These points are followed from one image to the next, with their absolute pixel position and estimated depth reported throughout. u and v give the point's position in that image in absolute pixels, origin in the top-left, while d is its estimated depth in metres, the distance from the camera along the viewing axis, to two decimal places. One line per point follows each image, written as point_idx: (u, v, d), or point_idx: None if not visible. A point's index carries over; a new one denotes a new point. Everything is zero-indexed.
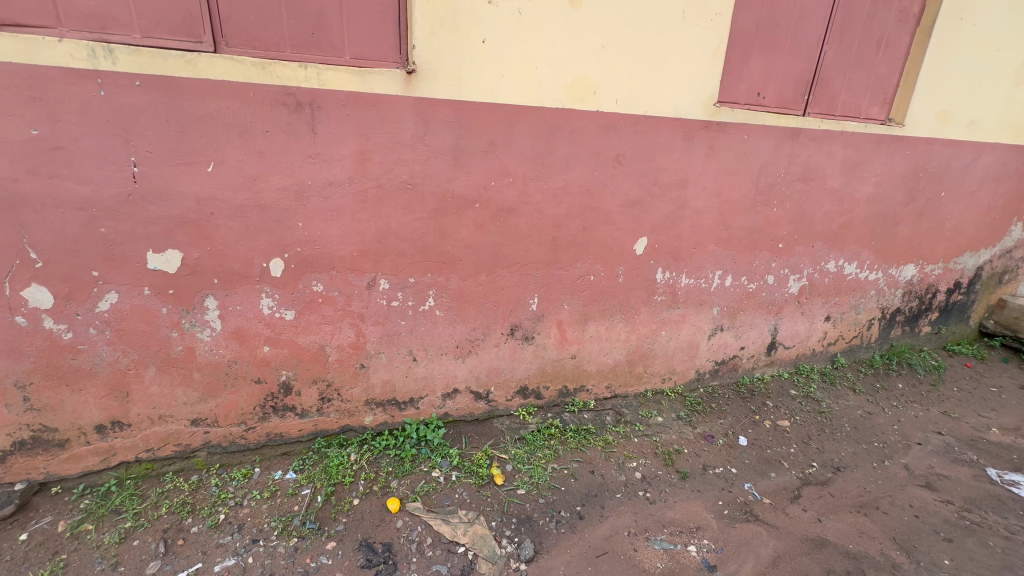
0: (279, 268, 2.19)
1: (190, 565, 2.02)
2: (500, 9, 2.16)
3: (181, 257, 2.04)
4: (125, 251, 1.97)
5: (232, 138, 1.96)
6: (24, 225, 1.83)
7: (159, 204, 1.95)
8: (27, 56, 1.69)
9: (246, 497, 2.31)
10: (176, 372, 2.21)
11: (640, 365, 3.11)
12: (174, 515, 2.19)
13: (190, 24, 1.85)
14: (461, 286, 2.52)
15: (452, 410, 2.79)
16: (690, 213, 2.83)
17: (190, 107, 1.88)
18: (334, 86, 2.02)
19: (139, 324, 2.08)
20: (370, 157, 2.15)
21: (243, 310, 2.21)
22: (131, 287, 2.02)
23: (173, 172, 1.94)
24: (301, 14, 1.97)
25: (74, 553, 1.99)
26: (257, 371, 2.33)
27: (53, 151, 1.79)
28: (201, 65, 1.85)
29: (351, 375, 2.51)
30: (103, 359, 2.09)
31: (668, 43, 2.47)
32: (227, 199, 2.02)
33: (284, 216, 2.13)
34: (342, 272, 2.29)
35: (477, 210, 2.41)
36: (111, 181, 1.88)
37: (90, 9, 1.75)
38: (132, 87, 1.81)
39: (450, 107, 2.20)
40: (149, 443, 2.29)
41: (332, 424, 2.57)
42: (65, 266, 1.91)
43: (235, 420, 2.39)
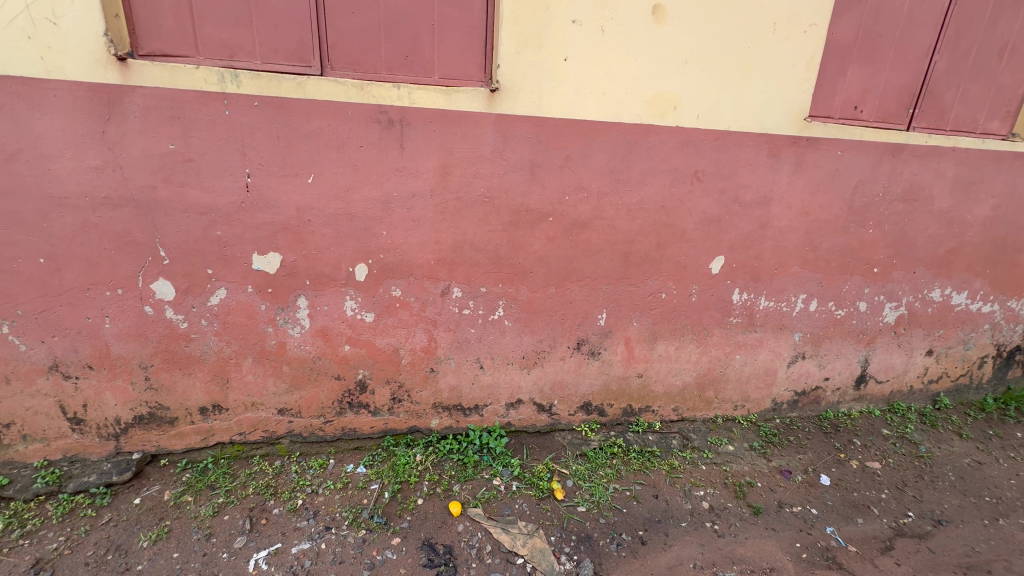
0: (363, 273, 2.34)
1: (270, 544, 2.18)
2: (583, 28, 2.19)
3: (281, 260, 2.25)
4: (235, 252, 2.20)
5: (331, 152, 2.13)
6: (158, 227, 2.10)
7: (266, 212, 2.17)
8: (170, 82, 1.94)
9: (321, 485, 2.46)
10: (269, 363, 2.41)
11: (710, 390, 2.98)
12: (259, 496, 2.38)
13: (302, 51, 2.06)
14: (530, 298, 2.55)
15: (515, 420, 2.81)
16: (773, 232, 2.69)
17: (298, 124, 2.07)
18: (423, 104, 2.15)
19: (241, 318, 2.31)
20: (452, 171, 2.26)
21: (329, 310, 2.38)
22: (237, 285, 2.25)
23: (279, 182, 2.14)
24: (397, 38, 2.12)
25: (176, 521, 2.22)
26: (337, 368, 2.49)
27: (184, 163, 2.04)
28: (309, 87, 2.04)
29: (421, 378, 2.61)
30: (209, 348, 2.33)
31: (756, 57, 2.39)
32: (323, 208, 2.20)
33: (371, 225, 2.28)
34: (419, 279, 2.41)
35: (550, 224, 2.44)
36: (229, 190, 2.11)
37: (223, 40, 1.99)
38: (251, 107, 2.02)
39: (529, 123, 2.26)
40: (242, 427, 2.51)
41: (400, 424, 2.69)
42: (186, 263, 2.17)
43: (315, 412, 2.57)
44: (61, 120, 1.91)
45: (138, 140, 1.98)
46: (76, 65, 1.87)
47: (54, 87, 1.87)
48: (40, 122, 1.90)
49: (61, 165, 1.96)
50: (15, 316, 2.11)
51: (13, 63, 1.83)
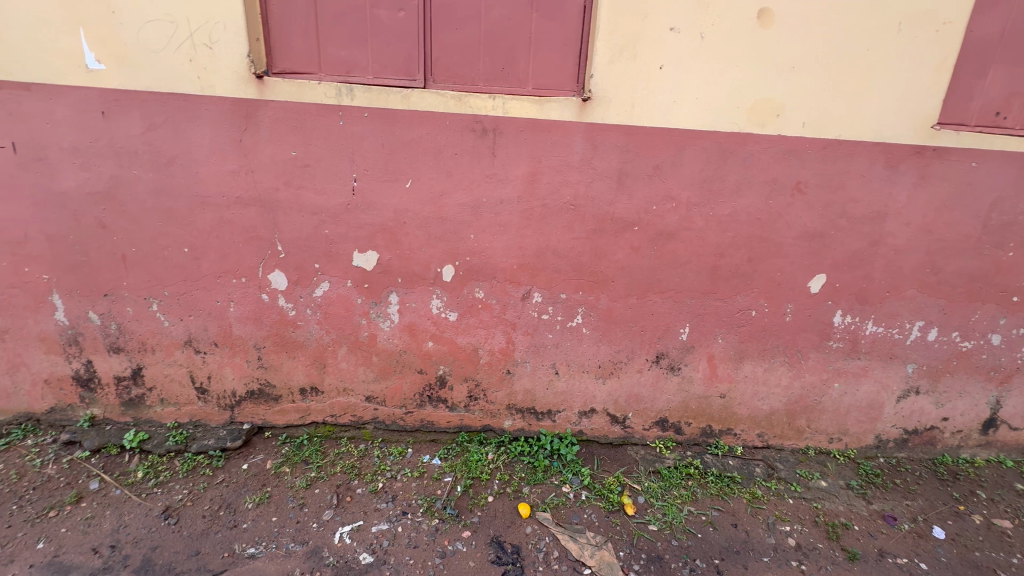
0: (449, 274, 2.46)
1: (354, 520, 2.35)
2: (681, 36, 2.15)
3: (377, 258, 2.43)
4: (339, 249, 2.41)
5: (428, 159, 2.28)
6: (277, 224, 2.37)
7: (368, 213, 2.35)
8: (296, 96, 2.18)
9: (399, 472, 2.61)
10: (361, 353, 2.61)
11: (802, 418, 2.76)
12: (345, 475, 2.57)
13: (409, 65, 2.22)
14: (610, 307, 2.53)
15: (588, 429, 2.79)
16: (886, 250, 2.45)
17: (401, 133, 2.24)
18: (516, 114, 2.22)
19: (340, 309, 2.52)
20: (539, 178, 2.31)
21: (416, 308, 2.52)
22: (339, 279, 2.46)
23: (381, 187, 2.32)
24: (495, 51, 2.21)
25: (275, 488, 2.48)
26: (420, 362, 2.64)
27: (302, 168, 2.28)
28: (413, 98, 2.20)
29: (497, 379, 2.68)
30: (312, 335, 2.57)
31: (875, 60, 2.20)
32: (418, 211, 2.35)
33: (460, 229, 2.39)
34: (502, 283, 2.48)
35: (635, 233, 2.40)
36: (338, 192, 2.32)
37: (342, 58, 2.21)
38: (362, 118, 2.21)
39: (620, 132, 2.26)
40: (333, 410, 2.74)
41: (475, 421, 2.78)
42: (298, 257, 2.42)
43: (398, 402, 2.73)
44: (209, 130, 2.22)
45: (267, 147, 2.25)
46: (224, 83, 2.16)
47: (206, 101, 2.18)
48: (193, 131, 2.22)
49: (206, 168, 2.27)
50: (163, 297, 2.48)
51: (177, 82, 2.15)
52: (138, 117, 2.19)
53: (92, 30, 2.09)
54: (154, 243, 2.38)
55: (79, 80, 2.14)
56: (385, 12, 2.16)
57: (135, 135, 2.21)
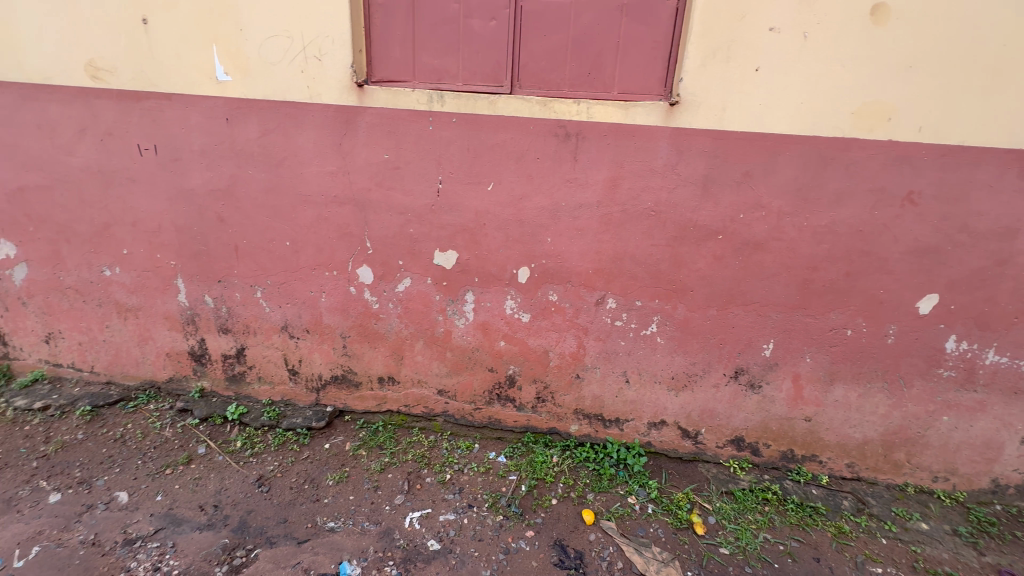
0: (525, 275, 2.50)
1: (423, 507, 2.46)
2: (782, 36, 2.04)
3: (456, 257, 2.52)
4: (422, 248, 2.53)
5: (511, 163, 2.33)
6: (367, 222, 2.53)
7: (450, 214, 2.46)
8: (392, 103, 2.33)
9: (466, 466, 2.69)
10: (436, 347, 2.72)
11: (901, 452, 2.50)
12: (416, 463, 2.70)
13: (497, 72, 2.29)
14: (687, 317, 2.45)
15: (657, 441, 2.71)
16: (1014, 271, 2.17)
17: (486, 137, 2.31)
18: (600, 119, 2.22)
19: (419, 305, 2.65)
20: (620, 183, 2.29)
21: (491, 307, 2.59)
22: (419, 276, 2.59)
23: (464, 189, 2.41)
24: (582, 56, 2.23)
25: (352, 469, 2.65)
26: (491, 360, 2.70)
27: (392, 170, 2.42)
28: (499, 104, 2.26)
29: (566, 383, 2.69)
30: (392, 327, 2.71)
31: (1013, 57, 1.96)
32: (498, 213, 2.42)
33: (538, 231, 2.42)
34: (576, 287, 2.49)
35: (719, 242, 2.31)
36: (424, 194, 2.44)
37: (434, 66, 2.32)
38: (450, 123, 2.31)
39: (708, 137, 2.18)
40: (407, 400, 2.87)
41: (541, 423, 2.79)
42: (384, 254, 2.57)
43: (468, 398, 2.81)
44: (314, 135, 2.42)
45: (363, 150, 2.41)
46: (329, 92, 2.35)
47: (313, 108, 2.38)
48: (300, 136, 2.43)
49: (309, 169, 2.48)
50: (266, 285, 2.73)
51: (289, 91, 2.37)
52: (255, 123, 2.44)
53: (223, 46, 2.36)
54: (261, 236, 2.64)
55: (210, 90, 2.42)
56: (477, 22, 2.24)
57: (252, 139, 2.47)
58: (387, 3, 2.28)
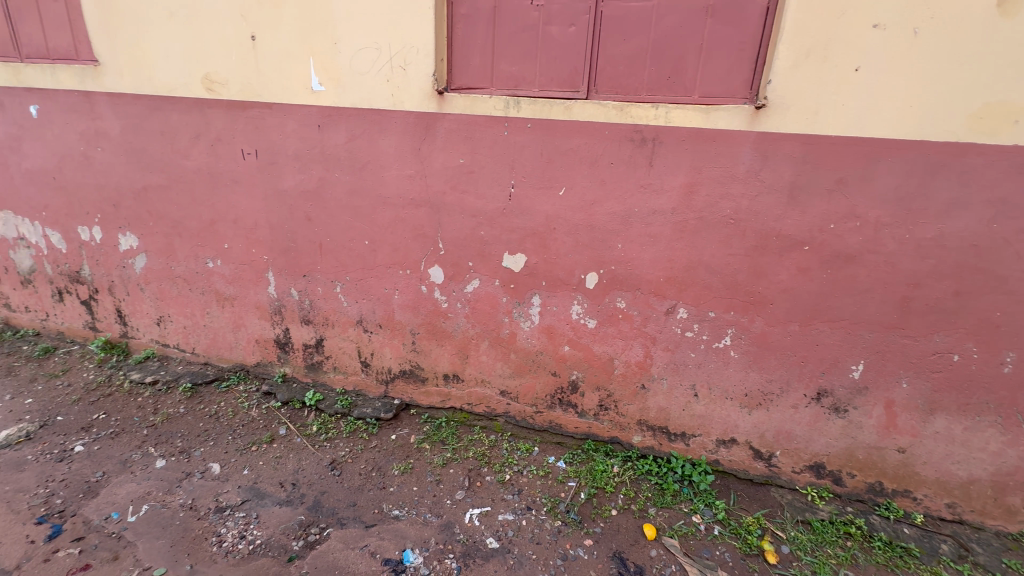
0: (593, 281, 2.49)
1: (482, 505, 2.51)
2: (887, 33, 1.89)
3: (525, 260, 2.55)
4: (492, 250, 2.58)
5: (584, 168, 2.33)
6: (441, 224, 2.62)
7: (521, 218, 2.49)
8: (469, 110, 2.40)
9: (525, 468, 2.71)
10: (501, 348, 2.76)
11: (1015, 496, 2.22)
12: (476, 461, 2.76)
13: (574, 78, 2.29)
14: (766, 332, 2.32)
15: (725, 460, 2.59)
16: None
17: (560, 142, 2.32)
18: (678, 123, 2.17)
19: (486, 306, 2.70)
20: (698, 190, 2.22)
21: (557, 311, 2.59)
22: (488, 278, 2.64)
23: (536, 193, 2.43)
24: (662, 60, 2.18)
25: (416, 461, 2.75)
26: (555, 365, 2.70)
27: (467, 174, 2.50)
28: (575, 109, 2.27)
29: (631, 393, 2.63)
30: (459, 327, 2.79)
31: None
32: (568, 218, 2.42)
33: (608, 237, 2.40)
34: (646, 295, 2.43)
35: (805, 253, 2.17)
36: (496, 197, 2.49)
37: (512, 73, 2.37)
38: (525, 128, 2.35)
39: (797, 142, 2.06)
40: (470, 399, 2.93)
41: (603, 431, 2.75)
42: (455, 255, 2.65)
43: (530, 401, 2.83)
44: (396, 140, 2.55)
45: (440, 155, 2.51)
46: (412, 99, 2.46)
47: (396, 115, 2.51)
48: (383, 141, 2.57)
49: (389, 173, 2.62)
50: (345, 280, 2.91)
51: (375, 99, 2.52)
52: (343, 129, 2.61)
53: (318, 59, 2.55)
54: (343, 235, 2.81)
55: (306, 99, 2.62)
56: (557, 28, 2.26)
57: (340, 144, 2.64)
58: (470, 13, 2.35)
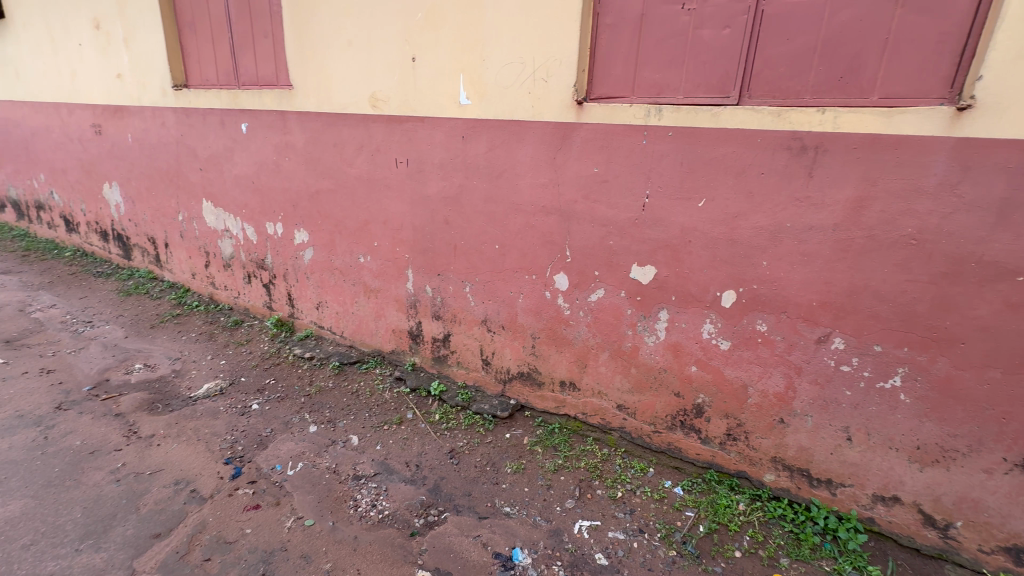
0: (730, 299, 2.31)
1: (592, 518, 2.47)
2: None
3: (654, 273, 2.46)
4: (620, 261, 2.54)
5: (729, 179, 2.18)
6: (569, 232, 2.65)
7: (654, 229, 2.41)
8: (608, 118, 2.39)
9: (639, 488, 2.61)
10: (621, 361, 2.69)
11: None
12: (588, 472, 2.73)
13: (724, 83, 2.16)
14: (951, 375, 1.95)
15: (883, 520, 2.21)
16: None
17: (703, 151, 2.20)
18: (850, 129, 1.92)
19: (609, 317, 2.65)
20: (869, 205, 1.94)
21: (685, 328, 2.46)
22: (613, 288, 2.60)
23: (672, 204, 2.33)
24: (833, 59, 1.95)
25: (528, 463, 2.81)
26: (679, 385, 2.56)
27: (600, 183, 2.48)
28: (723, 116, 2.14)
29: (765, 426, 2.39)
30: (580, 335, 2.78)
31: None
32: (706, 231, 2.28)
33: (752, 253, 2.21)
34: (793, 319, 2.19)
35: (1015, 285, 1.78)
36: (629, 207, 2.44)
37: (656, 80, 2.31)
38: (666, 137, 2.27)
39: (1014, 149, 1.70)
40: (586, 408, 2.90)
41: (728, 463, 2.54)
42: (581, 263, 2.65)
43: (648, 419, 2.72)
44: (532, 149, 2.63)
45: (574, 164, 2.53)
46: (551, 110, 2.53)
47: (535, 126, 2.60)
48: (520, 150, 2.68)
49: (524, 181, 2.71)
50: (475, 281, 3.08)
51: (516, 111, 2.64)
52: (484, 139, 2.78)
53: (467, 75, 2.75)
54: (476, 239, 2.99)
55: (454, 113, 2.85)
56: (709, 31, 2.15)
57: (480, 153, 2.82)
58: (616, 22, 2.36)
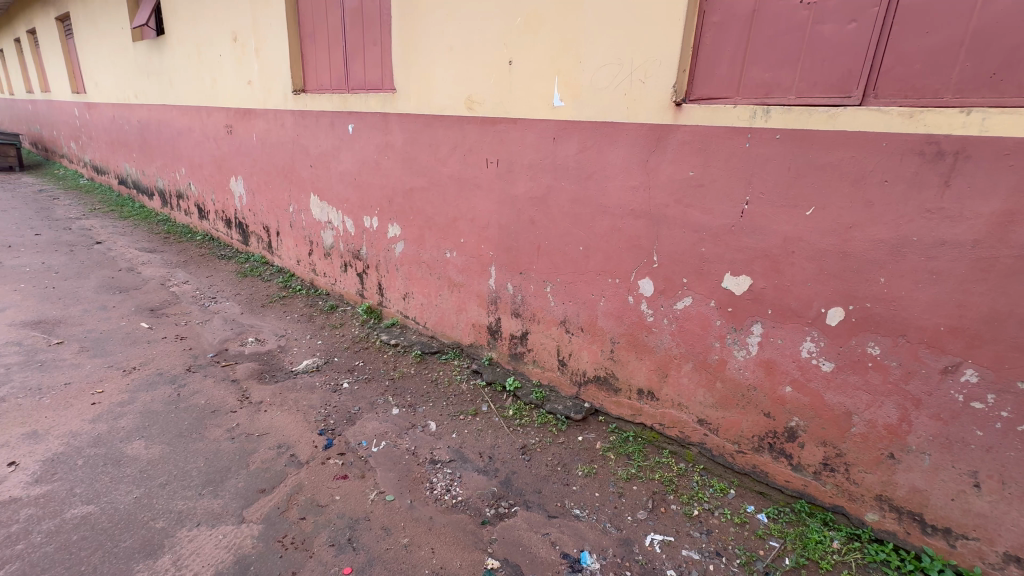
0: (836, 317, 2.12)
1: (665, 533, 2.39)
2: None
3: (750, 284, 2.33)
4: (711, 269, 2.43)
5: (845, 186, 2.00)
6: (658, 237, 2.58)
7: (752, 237, 2.27)
8: (708, 120, 2.30)
9: (717, 509, 2.49)
10: (706, 374, 2.57)
11: None
12: (662, 485, 2.64)
13: (845, 81, 1.99)
14: None
15: None
16: None
17: (816, 156, 2.05)
18: (1001, 132, 1.69)
19: (696, 327, 2.54)
20: (1021, 220, 1.70)
21: (781, 345, 2.30)
22: (702, 297, 2.49)
23: (775, 211, 2.19)
24: (985, 53, 1.72)
25: (600, 468, 2.78)
26: (770, 405, 2.39)
27: (695, 187, 2.39)
28: (842, 117, 1.97)
29: (870, 460, 2.16)
30: (662, 344, 2.69)
31: None
32: (813, 242, 2.11)
33: (867, 268, 2.01)
34: (913, 345, 1.97)
35: None
36: (725, 214, 2.33)
37: (765, 80, 2.18)
38: (772, 140, 2.13)
39: None
40: (663, 419, 2.81)
41: (822, 495, 2.33)
42: (669, 270, 2.57)
43: (732, 438, 2.57)
44: (624, 152, 2.60)
45: (668, 167, 2.46)
46: (647, 112, 2.48)
47: (629, 128, 2.56)
48: (611, 152, 2.65)
49: (613, 184, 2.69)
50: (556, 282, 3.10)
51: (610, 113, 2.61)
52: (576, 141, 2.79)
53: (562, 77, 2.77)
54: (561, 240, 3.01)
55: (546, 115, 2.89)
56: (830, 26, 1.99)
57: (570, 155, 2.83)
58: (723, 20, 2.26)
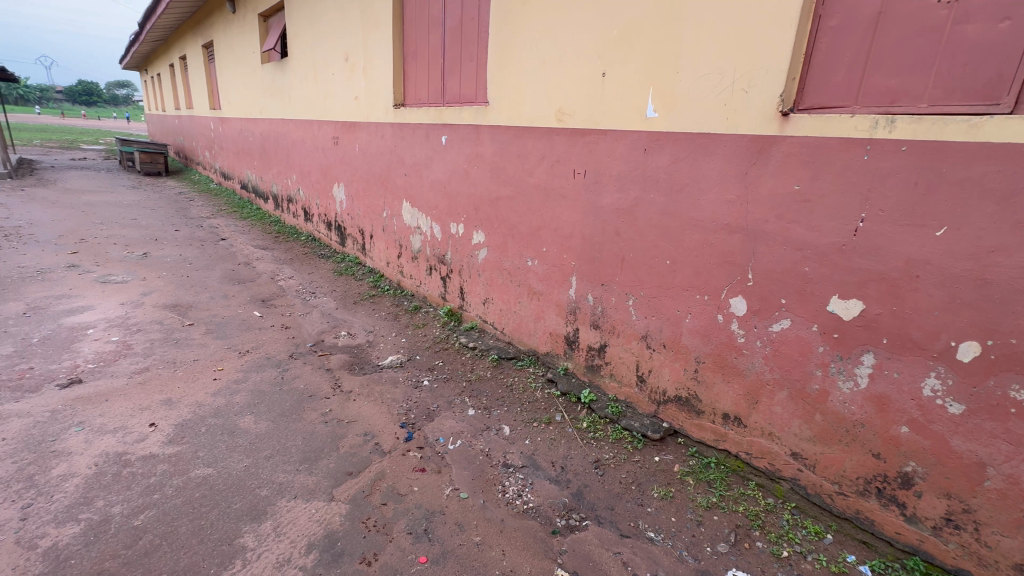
0: (969, 353, 1.87)
1: (748, 570, 2.23)
2: None
3: (862, 309, 2.12)
4: (815, 290, 2.25)
5: (987, 205, 1.78)
6: (755, 253, 2.43)
7: (867, 258, 2.07)
8: (819, 131, 2.14)
9: (811, 553, 2.27)
10: (803, 405, 2.37)
11: None
12: (747, 519, 2.47)
13: (993, 87, 1.77)
14: None
15: None
16: None
17: (951, 170, 1.83)
18: None
19: (794, 352, 2.36)
20: None
21: (897, 379, 2.06)
22: (803, 320, 2.31)
23: (896, 230, 1.99)
24: None
25: (677, 492, 2.66)
26: (880, 445, 2.15)
27: (801, 202, 2.23)
28: (987, 127, 1.75)
29: (1009, 522, 1.87)
30: (754, 367, 2.53)
31: None
32: (944, 266, 1.89)
33: (1013, 299, 1.76)
34: None
35: None
36: (835, 231, 2.15)
37: (890, 87, 2.00)
38: (897, 152, 1.94)
39: None
40: (751, 448, 2.63)
41: (942, 554, 2.05)
42: (765, 289, 2.42)
43: (831, 477, 2.34)
44: (720, 163, 2.50)
45: (770, 180, 2.32)
46: (749, 122, 2.36)
47: (727, 139, 2.45)
48: (706, 164, 2.56)
49: (707, 196, 2.58)
50: (639, 295, 3.04)
51: (707, 123, 2.52)
52: (668, 152, 2.73)
53: (657, 88, 2.73)
54: (647, 253, 2.94)
55: (638, 126, 2.85)
56: (975, 27, 1.79)
57: (661, 167, 2.77)
58: (842, 24, 2.11)
